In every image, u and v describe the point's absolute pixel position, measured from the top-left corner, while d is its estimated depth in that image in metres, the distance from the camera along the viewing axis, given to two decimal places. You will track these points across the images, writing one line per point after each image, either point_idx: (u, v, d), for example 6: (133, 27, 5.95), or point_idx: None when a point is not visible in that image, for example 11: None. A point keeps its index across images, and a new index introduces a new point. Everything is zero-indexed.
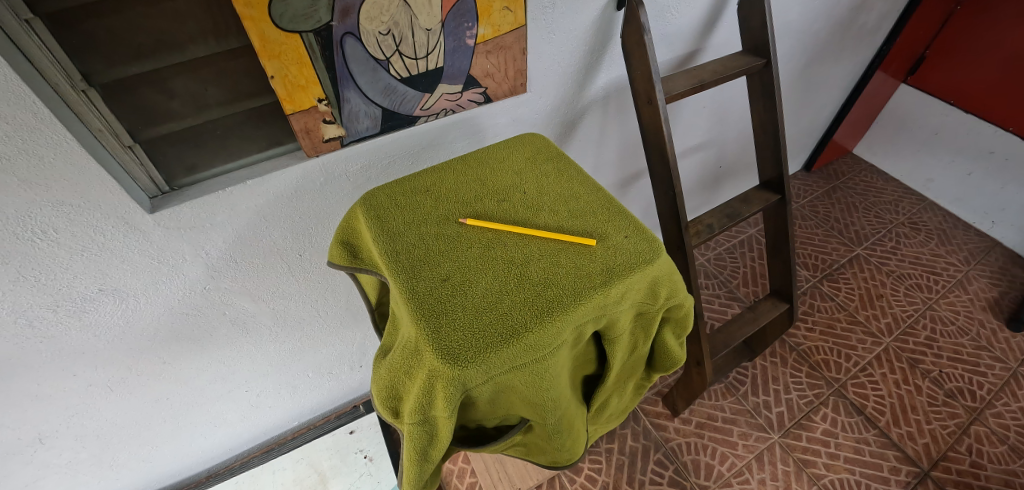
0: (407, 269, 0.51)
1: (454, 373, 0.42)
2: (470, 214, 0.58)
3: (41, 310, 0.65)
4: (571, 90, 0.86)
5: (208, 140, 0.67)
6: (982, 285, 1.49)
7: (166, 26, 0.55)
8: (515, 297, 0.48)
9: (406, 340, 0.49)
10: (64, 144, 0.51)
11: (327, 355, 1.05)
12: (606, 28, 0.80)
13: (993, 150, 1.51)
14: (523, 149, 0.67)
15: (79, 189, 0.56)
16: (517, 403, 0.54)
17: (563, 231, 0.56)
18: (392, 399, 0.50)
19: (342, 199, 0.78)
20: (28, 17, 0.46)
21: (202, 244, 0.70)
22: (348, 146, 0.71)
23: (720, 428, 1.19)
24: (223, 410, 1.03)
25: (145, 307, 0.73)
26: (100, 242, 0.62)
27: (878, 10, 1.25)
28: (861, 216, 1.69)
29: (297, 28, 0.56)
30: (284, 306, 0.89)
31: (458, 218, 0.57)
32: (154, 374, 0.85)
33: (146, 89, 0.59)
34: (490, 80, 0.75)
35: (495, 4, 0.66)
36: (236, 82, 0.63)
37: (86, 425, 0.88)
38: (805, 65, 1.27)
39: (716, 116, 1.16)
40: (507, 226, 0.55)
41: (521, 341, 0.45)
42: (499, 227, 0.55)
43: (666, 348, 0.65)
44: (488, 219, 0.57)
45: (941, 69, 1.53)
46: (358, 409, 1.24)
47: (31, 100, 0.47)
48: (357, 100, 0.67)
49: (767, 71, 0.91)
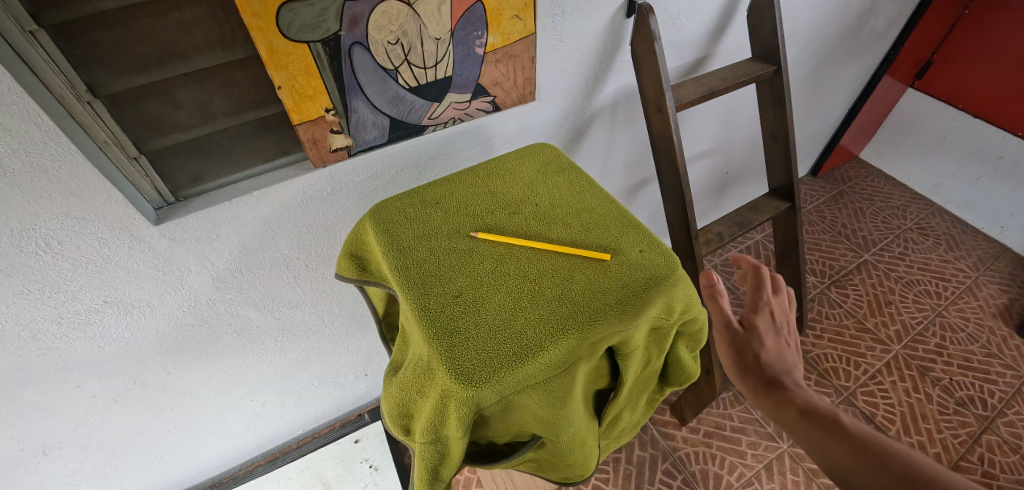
0: (418, 285, 0.50)
1: (468, 394, 0.41)
2: (482, 228, 0.57)
3: (45, 323, 0.64)
4: (580, 97, 0.85)
5: (214, 151, 0.66)
6: (992, 291, 1.48)
7: (173, 37, 0.54)
8: (529, 315, 0.47)
9: (418, 358, 0.48)
10: (69, 156, 0.50)
11: (332, 363, 1.04)
12: (616, 35, 0.79)
13: (1001, 155, 1.49)
14: (533, 160, 0.66)
15: (84, 202, 0.55)
16: (529, 421, 0.53)
17: (578, 245, 0.55)
18: (402, 417, 0.49)
19: (348, 209, 0.77)
20: (32, 29, 0.46)
21: (207, 255, 0.69)
22: (355, 157, 0.71)
23: (728, 437, 1.18)
24: (226, 420, 1.01)
25: (151, 318, 0.72)
26: (105, 254, 0.61)
27: (886, 15, 1.24)
28: (869, 222, 1.68)
29: (305, 39, 0.55)
30: (290, 316, 0.88)
31: (470, 231, 0.56)
32: (158, 385, 0.84)
33: (151, 100, 0.58)
34: (498, 89, 0.74)
35: (505, 12, 0.65)
36: (242, 92, 0.62)
37: (91, 436, 0.86)
38: (813, 69, 1.25)
39: (724, 122, 1.15)
40: (519, 241, 0.54)
41: (536, 360, 0.44)
42: (511, 241, 0.54)
43: (680, 363, 0.64)
44: (500, 233, 0.56)
45: (949, 73, 1.52)
46: (363, 417, 1.23)
47: (36, 113, 0.46)
48: (365, 110, 0.66)
49: (777, 78, 0.90)
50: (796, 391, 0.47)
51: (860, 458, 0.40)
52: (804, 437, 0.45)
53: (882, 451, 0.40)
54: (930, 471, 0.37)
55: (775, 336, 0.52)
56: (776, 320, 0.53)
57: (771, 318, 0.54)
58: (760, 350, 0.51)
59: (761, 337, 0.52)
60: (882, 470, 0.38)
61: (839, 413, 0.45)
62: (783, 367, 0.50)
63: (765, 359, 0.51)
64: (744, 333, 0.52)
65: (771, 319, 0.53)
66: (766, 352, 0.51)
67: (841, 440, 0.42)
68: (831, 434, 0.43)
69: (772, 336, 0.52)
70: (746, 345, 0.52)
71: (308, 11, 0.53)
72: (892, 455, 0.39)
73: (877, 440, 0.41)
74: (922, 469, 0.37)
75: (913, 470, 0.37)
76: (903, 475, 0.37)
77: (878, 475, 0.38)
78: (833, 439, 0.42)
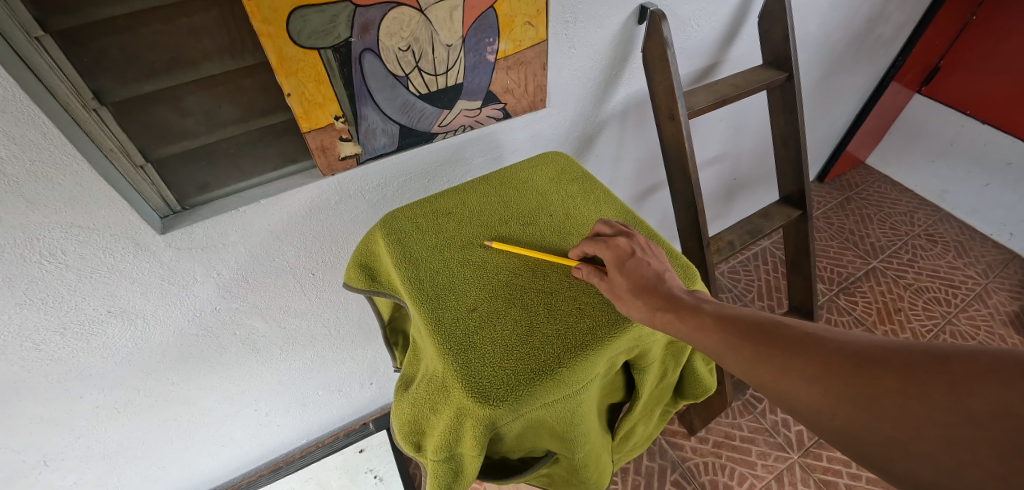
0: (431, 299, 0.48)
1: (486, 412, 0.40)
2: (496, 237, 0.56)
3: (48, 333, 0.63)
4: (590, 104, 0.84)
5: (221, 159, 0.65)
6: (1001, 298, 1.46)
7: (182, 43, 0.53)
8: (545, 329, 0.46)
9: (432, 374, 0.46)
10: (73, 165, 0.49)
11: (337, 372, 1.03)
12: (627, 42, 0.78)
13: (1010, 161, 1.48)
14: (546, 170, 0.65)
15: (89, 211, 0.54)
16: (544, 437, 0.51)
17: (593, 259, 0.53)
18: (416, 434, 0.48)
19: (356, 218, 0.76)
20: (38, 35, 0.45)
21: (214, 264, 0.68)
22: (364, 165, 0.70)
23: (738, 447, 1.16)
24: (230, 430, 1.00)
25: (155, 328, 0.71)
26: (110, 264, 0.60)
27: (894, 21, 1.23)
28: (876, 228, 1.67)
29: (315, 45, 0.54)
30: (295, 326, 0.86)
31: (483, 241, 0.55)
32: (162, 395, 0.83)
33: (159, 107, 0.57)
34: (509, 96, 0.73)
35: (517, 19, 0.64)
36: (251, 100, 0.61)
37: (92, 447, 0.85)
38: (822, 75, 1.24)
39: (733, 128, 1.14)
40: (532, 252, 0.53)
41: (555, 377, 0.42)
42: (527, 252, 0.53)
43: (696, 375, 0.63)
44: (515, 243, 0.55)
45: (957, 79, 1.50)
46: (367, 426, 1.21)
47: (40, 121, 0.45)
48: (375, 117, 0.65)
49: (788, 85, 0.89)
50: (671, 299, 0.44)
51: (729, 335, 0.40)
52: (676, 334, 0.43)
53: (742, 323, 0.41)
54: (777, 324, 0.40)
55: (636, 261, 0.48)
56: (628, 247, 0.49)
57: (620, 249, 0.49)
58: (636, 280, 0.46)
59: (626, 270, 0.47)
60: (748, 340, 0.40)
61: (702, 302, 0.44)
62: (658, 286, 0.46)
63: (642, 286, 0.45)
64: (615, 280, 0.47)
65: (621, 252, 0.49)
66: (637, 278, 0.46)
67: (709, 325, 0.42)
68: (702, 323, 0.42)
69: (630, 261, 0.48)
70: (623, 287, 0.46)
71: (319, 18, 0.52)
72: (748, 324, 0.41)
73: (737, 315, 0.42)
74: (773, 325, 0.40)
75: (770, 329, 0.40)
76: (764, 337, 0.39)
77: (747, 346, 0.39)
78: (705, 327, 0.42)
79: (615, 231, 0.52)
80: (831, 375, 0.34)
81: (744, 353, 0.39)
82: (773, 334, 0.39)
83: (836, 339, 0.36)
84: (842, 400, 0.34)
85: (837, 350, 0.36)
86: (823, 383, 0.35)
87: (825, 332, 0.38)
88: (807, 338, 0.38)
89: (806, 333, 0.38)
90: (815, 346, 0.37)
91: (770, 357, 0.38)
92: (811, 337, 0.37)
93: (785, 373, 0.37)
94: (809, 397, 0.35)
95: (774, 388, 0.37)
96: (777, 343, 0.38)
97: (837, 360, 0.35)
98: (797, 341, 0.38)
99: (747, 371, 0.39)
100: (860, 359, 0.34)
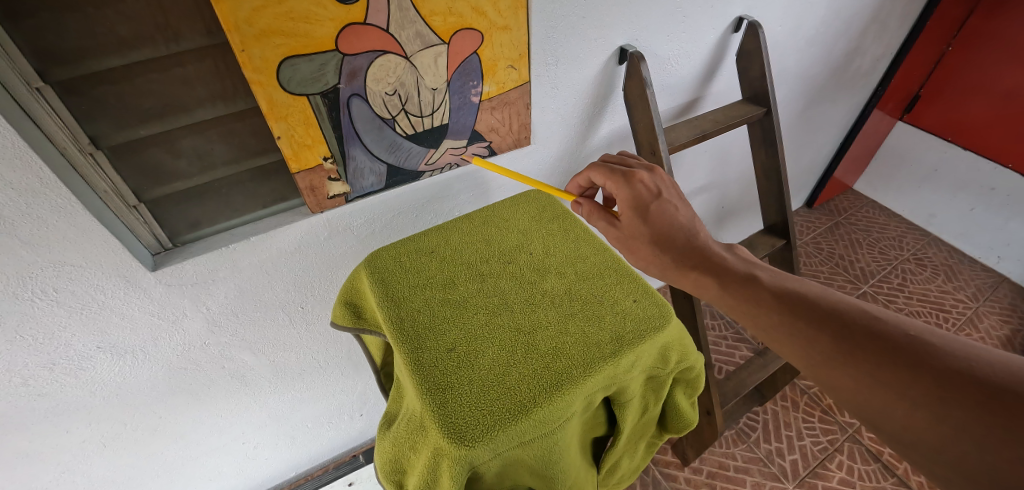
0: (412, 339, 0.50)
1: (462, 452, 0.41)
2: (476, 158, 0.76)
3: (37, 369, 0.64)
4: (575, 141, 0.87)
5: (212, 198, 0.67)
6: (993, 322, 1.48)
7: (175, 91, 0.55)
8: (521, 369, 0.47)
9: (411, 414, 0.48)
10: (67, 207, 0.51)
11: (326, 405, 1.02)
12: (608, 80, 0.81)
13: (993, 187, 1.51)
14: (528, 208, 0.67)
15: (81, 251, 0.55)
16: (525, 474, 0.51)
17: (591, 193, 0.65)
18: (395, 473, 0.48)
19: (346, 252, 0.78)
20: (39, 85, 0.48)
21: (203, 300, 0.69)
22: (353, 202, 0.72)
23: (732, 478, 1.15)
24: (217, 464, 0.99)
25: (143, 362, 0.71)
26: (101, 300, 0.61)
27: (871, 54, 1.27)
28: (866, 253, 1.69)
29: (304, 92, 0.57)
30: (285, 359, 0.87)
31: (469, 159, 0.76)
32: (149, 429, 0.82)
33: (152, 150, 0.59)
34: (495, 134, 0.76)
35: (501, 62, 0.67)
36: (243, 142, 0.64)
37: (76, 482, 0.84)
38: (804, 105, 1.28)
39: (717, 158, 1.17)
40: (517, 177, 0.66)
41: (530, 417, 0.43)
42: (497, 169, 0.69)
43: (677, 409, 0.63)
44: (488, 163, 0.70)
45: (937, 107, 1.54)
46: (357, 459, 1.19)
47: (37, 166, 0.47)
48: (363, 157, 0.67)
49: (767, 119, 0.92)
50: (710, 262, 0.51)
51: (800, 324, 0.44)
52: (724, 298, 0.49)
53: (823, 312, 0.44)
54: (873, 322, 0.42)
55: (658, 205, 0.55)
56: (652, 190, 0.56)
57: (641, 188, 0.56)
58: (653, 224, 0.54)
59: (646, 212, 0.55)
60: (826, 332, 0.43)
61: (754, 271, 0.50)
62: (676, 230, 0.54)
63: (662, 230, 0.54)
64: (632, 226, 0.56)
65: (643, 190, 0.56)
66: (654, 225, 0.54)
67: (762, 294, 0.47)
68: (758, 297, 0.47)
69: (654, 203, 0.55)
70: (639, 231, 0.55)
71: (308, 66, 0.55)
72: (821, 314, 0.44)
73: (807, 296, 0.46)
74: (867, 321, 0.42)
75: (860, 330, 0.42)
76: (851, 336, 0.41)
77: (823, 344, 0.42)
78: (760, 300, 0.47)
79: (635, 168, 0.59)
80: (936, 398, 0.36)
81: (822, 349, 0.42)
82: (863, 335, 0.41)
83: (946, 356, 0.38)
84: (949, 429, 0.36)
85: (949, 369, 0.37)
86: (925, 404, 0.37)
87: (933, 340, 0.39)
88: (912, 347, 0.39)
89: (910, 340, 0.40)
90: (920, 358, 0.38)
91: (858, 361, 0.40)
92: (920, 350, 0.39)
93: (873, 382, 0.39)
94: (904, 417, 0.38)
95: (862, 398, 0.40)
96: (871, 346, 0.40)
97: (949, 383, 0.36)
98: (898, 349, 0.39)
99: (823, 371, 0.42)
100: (979, 386, 0.35)
